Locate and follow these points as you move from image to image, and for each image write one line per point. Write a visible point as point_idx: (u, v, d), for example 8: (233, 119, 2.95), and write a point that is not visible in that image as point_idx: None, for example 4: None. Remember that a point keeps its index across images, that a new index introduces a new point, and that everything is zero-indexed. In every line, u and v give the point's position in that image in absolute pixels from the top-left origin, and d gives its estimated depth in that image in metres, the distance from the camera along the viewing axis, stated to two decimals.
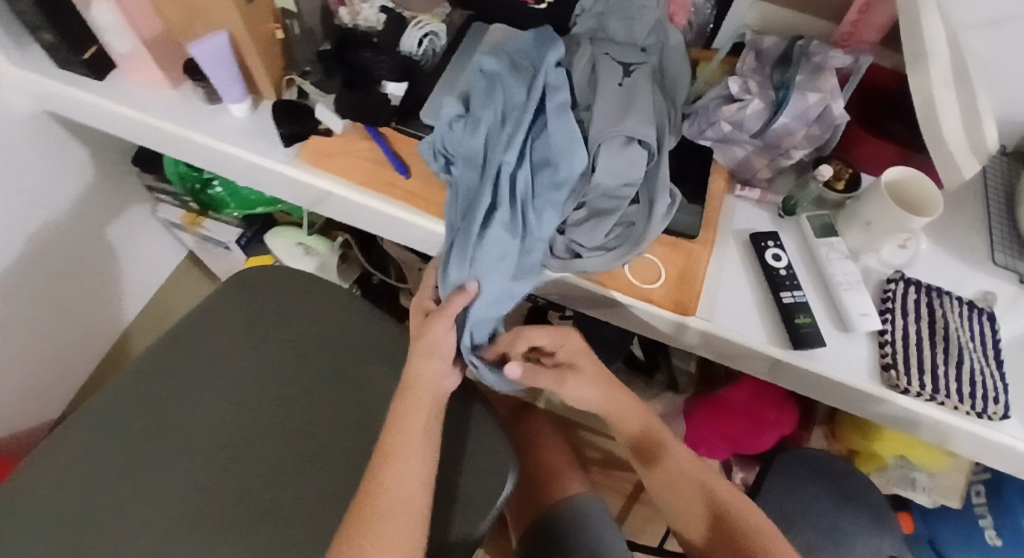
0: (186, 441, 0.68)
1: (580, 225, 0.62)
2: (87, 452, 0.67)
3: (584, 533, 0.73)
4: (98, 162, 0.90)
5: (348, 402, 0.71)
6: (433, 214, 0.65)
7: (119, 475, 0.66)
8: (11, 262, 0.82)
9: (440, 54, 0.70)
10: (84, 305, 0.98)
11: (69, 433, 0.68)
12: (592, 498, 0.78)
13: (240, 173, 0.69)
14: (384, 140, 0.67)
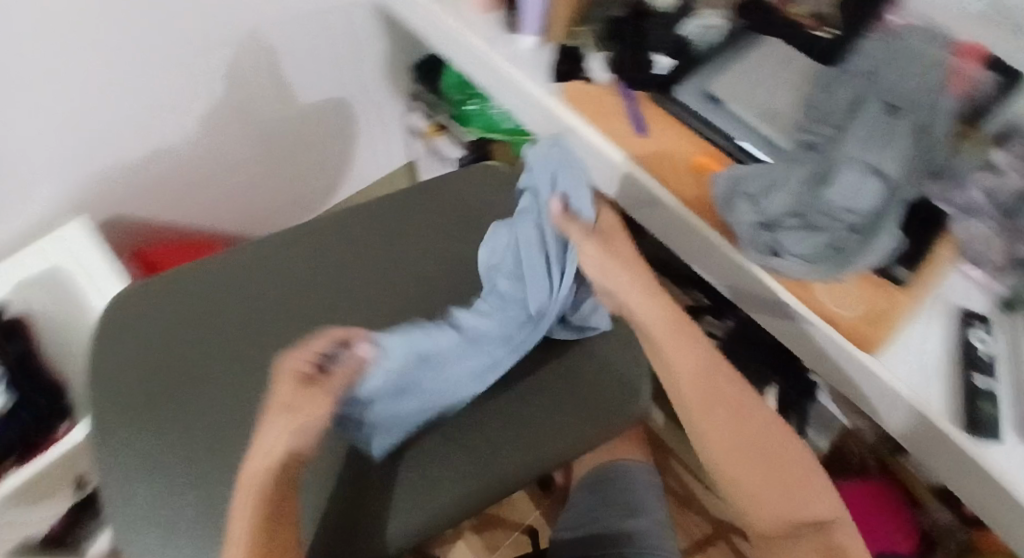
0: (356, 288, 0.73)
1: (790, 230, 0.61)
2: (280, 260, 0.74)
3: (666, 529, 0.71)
4: (385, 60, 1.04)
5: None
6: (653, 175, 0.68)
7: (295, 290, 0.72)
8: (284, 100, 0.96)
9: (714, 46, 0.70)
10: (307, 167, 1.10)
11: (274, 243, 0.76)
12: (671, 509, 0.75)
13: (506, 93, 0.78)
14: (635, 99, 0.70)
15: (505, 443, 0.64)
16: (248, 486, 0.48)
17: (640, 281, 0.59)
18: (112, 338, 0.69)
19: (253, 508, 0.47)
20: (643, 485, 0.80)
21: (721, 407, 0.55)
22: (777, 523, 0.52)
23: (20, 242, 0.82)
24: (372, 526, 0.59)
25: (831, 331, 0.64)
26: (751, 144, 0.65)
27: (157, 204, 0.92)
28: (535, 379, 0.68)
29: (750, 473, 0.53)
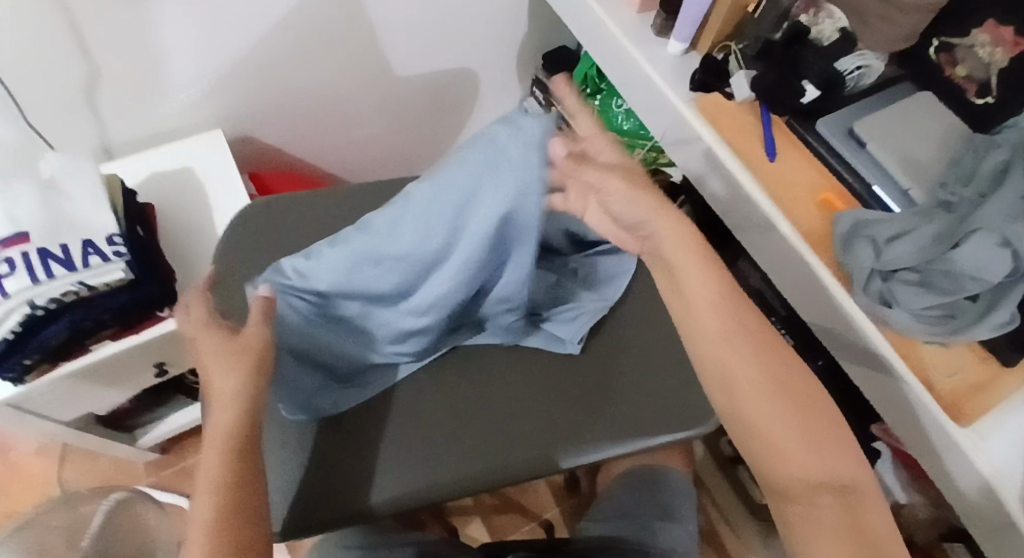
0: None
1: (905, 284, 0.60)
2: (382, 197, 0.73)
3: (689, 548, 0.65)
4: (521, 48, 1.07)
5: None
6: (776, 200, 0.67)
7: None
8: (413, 65, 0.98)
9: (859, 90, 0.71)
10: (424, 131, 1.12)
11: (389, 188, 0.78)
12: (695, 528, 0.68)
13: (642, 96, 0.79)
14: (772, 125, 0.71)
15: (505, 428, 0.61)
16: (218, 437, 0.45)
17: (654, 199, 0.52)
18: (228, 245, 0.68)
19: (227, 457, 0.44)
20: (684, 494, 0.72)
21: (755, 349, 0.47)
22: (795, 480, 0.44)
23: (157, 139, 0.87)
24: (355, 487, 0.57)
25: (921, 392, 0.59)
26: (884, 190, 0.65)
27: (280, 131, 0.96)
28: (550, 375, 0.64)
29: (774, 423, 0.45)
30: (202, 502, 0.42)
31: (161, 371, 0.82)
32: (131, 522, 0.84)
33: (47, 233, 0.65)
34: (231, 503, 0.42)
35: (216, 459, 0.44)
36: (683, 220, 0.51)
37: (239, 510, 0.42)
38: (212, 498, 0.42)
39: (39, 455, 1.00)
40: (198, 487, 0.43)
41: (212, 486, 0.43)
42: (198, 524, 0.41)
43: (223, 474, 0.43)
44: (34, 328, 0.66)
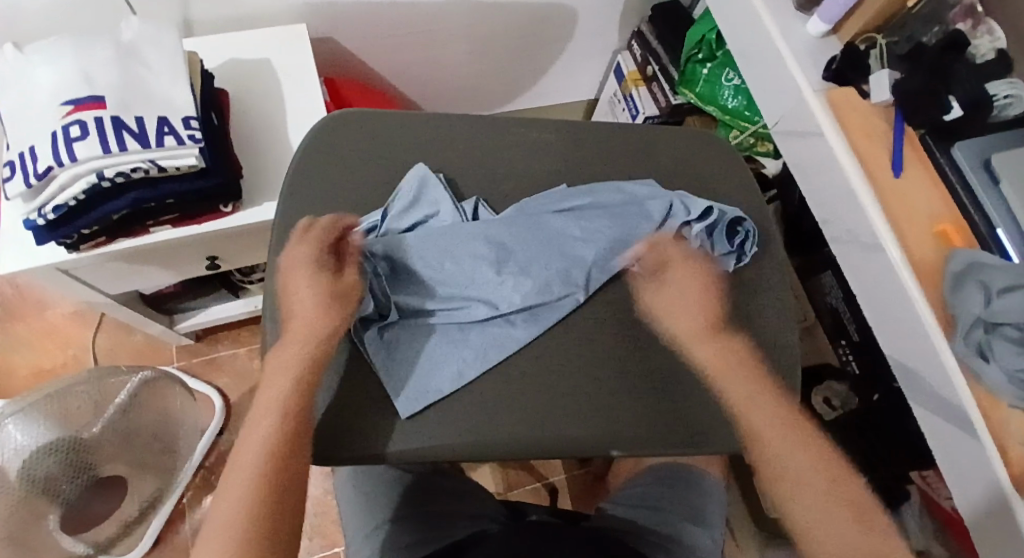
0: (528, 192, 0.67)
1: (1006, 341, 0.54)
2: (469, 131, 0.69)
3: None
4: None
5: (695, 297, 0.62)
6: (889, 218, 0.63)
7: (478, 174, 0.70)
8: None
9: (1001, 119, 0.64)
10: (508, 65, 1.07)
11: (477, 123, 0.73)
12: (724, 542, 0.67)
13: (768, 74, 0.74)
14: (905, 136, 0.66)
15: (561, 405, 0.56)
16: (280, 368, 0.51)
17: (707, 332, 0.57)
18: (311, 144, 0.66)
19: (280, 395, 0.50)
20: (715, 500, 0.71)
21: (774, 418, 0.52)
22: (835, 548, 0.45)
23: (243, 25, 0.83)
24: (388, 433, 0.54)
25: (993, 455, 0.56)
26: (1006, 234, 0.58)
27: (366, 38, 0.91)
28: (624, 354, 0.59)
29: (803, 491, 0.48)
30: (253, 434, 0.48)
31: (213, 264, 0.80)
32: (158, 402, 0.84)
33: (121, 103, 0.62)
34: (288, 430, 0.48)
35: (274, 392, 0.50)
36: (731, 343, 0.57)
37: (283, 443, 0.47)
38: (266, 424, 0.48)
39: (76, 317, 1.02)
40: (254, 418, 0.49)
41: (265, 423, 0.48)
42: (253, 448, 0.47)
43: (274, 410, 0.49)
44: (99, 200, 0.63)
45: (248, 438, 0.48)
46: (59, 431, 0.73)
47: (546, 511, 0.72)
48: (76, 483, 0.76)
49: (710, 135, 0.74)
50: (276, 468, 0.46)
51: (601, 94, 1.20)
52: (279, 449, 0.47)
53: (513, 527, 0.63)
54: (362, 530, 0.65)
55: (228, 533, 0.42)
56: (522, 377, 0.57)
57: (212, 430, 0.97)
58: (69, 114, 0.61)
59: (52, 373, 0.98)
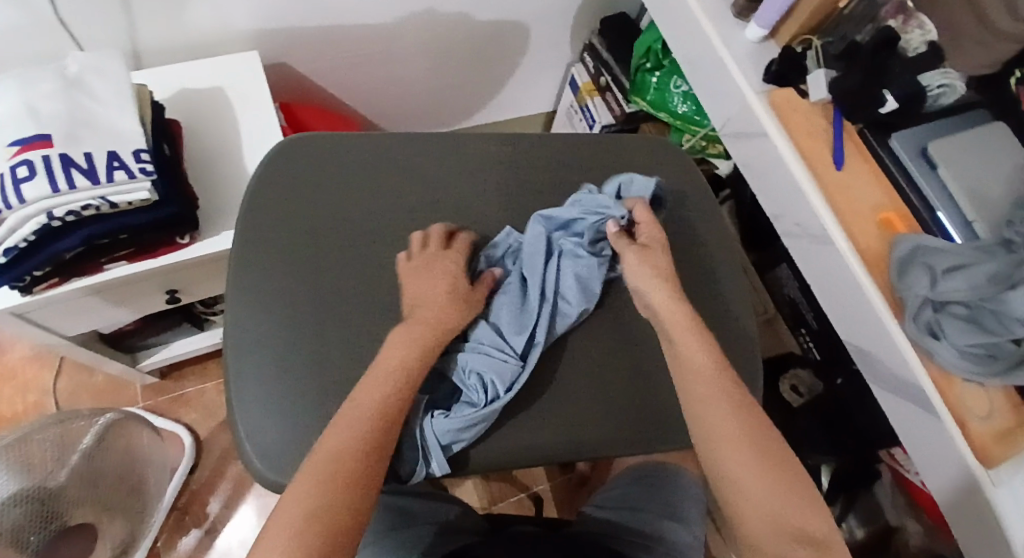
0: (488, 205, 0.68)
1: (954, 317, 0.58)
2: (427, 149, 0.69)
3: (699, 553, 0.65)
4: (579, 7, 1.01)
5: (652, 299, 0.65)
6: (835, 211, 0.65)
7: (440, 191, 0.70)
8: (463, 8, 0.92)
9: (935, 108, 0.67)
10: (464, 81, 1.08)
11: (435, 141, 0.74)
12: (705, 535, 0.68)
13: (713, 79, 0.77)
14: (844, 132, 0.68)
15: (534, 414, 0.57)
16: (403, 343, 0.55)
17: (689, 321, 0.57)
18: (266, 174, 0.65)
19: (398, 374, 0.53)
20: (695, 496, 0.72)
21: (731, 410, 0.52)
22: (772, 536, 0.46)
23: (192, 55, 0.82)
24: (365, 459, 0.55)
25: (953, 431, 0.58)
26: (949, 218, 0.62)
27: (319, 61, 0.91)
28: (584, 362, 0.61)
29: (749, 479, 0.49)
30: (368, 396, 0.52)
31: (174, 298, 0.79)
32: (121, 442, 0.83)
33: (70, 141, 0.61)
34: (399, 407, 0.52)
35: (395, 367, 0.53)
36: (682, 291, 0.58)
37: (387, 416, 0.51)
38: (380, 389, 0.52)
39: (33, 362, 0.99)
40: (371, 379, 0.53)
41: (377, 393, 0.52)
42: (363, 407, 0.51)
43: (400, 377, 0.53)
44: (50, 239, 0.62)
45: (365, 391, 0.52)
46: (21, 479, 0.70)
47: (528, 521, 0.72)
48: (42, 534, 0.71)
49: (660, 140, 0.76)
50: (367, 440, 0.49)
51: (558, 105, 1.22)
52: (385, 423, 0.50)
53: (495, 539, 0.64)
54: None
55: (317, 484, 0.46)
56: None
57: (183, 469, 0.95)
58: (16, 154, 0.59)
59: (12, 422, 0.95)
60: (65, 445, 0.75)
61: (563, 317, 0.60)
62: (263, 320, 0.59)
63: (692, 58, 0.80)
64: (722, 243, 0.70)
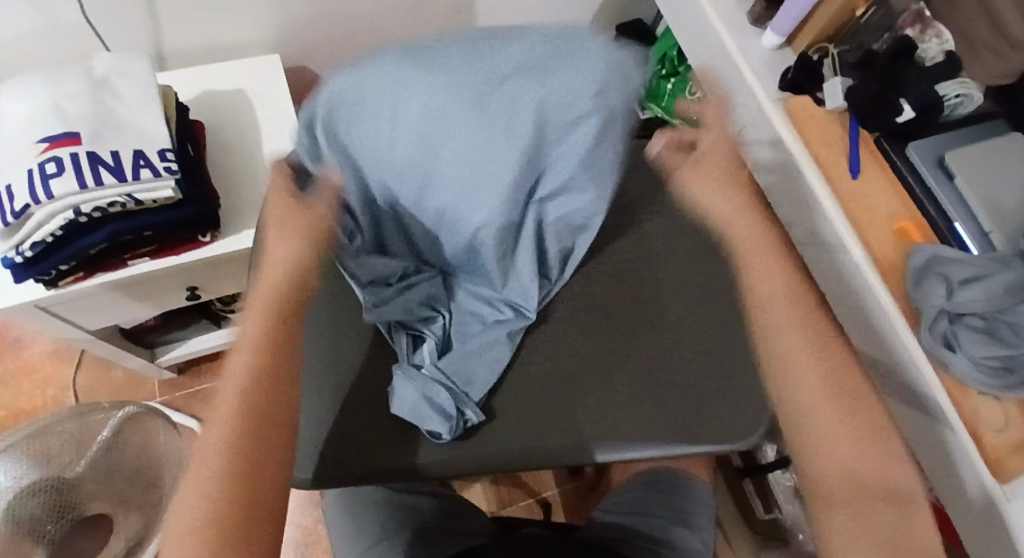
0: None
1: (971, 330, 0.57)
2: None
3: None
4: (595, 14, 1.02)
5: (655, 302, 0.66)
6: (851, 220, 0.65)
7: None
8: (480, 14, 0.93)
9: (953, 118, 0.67)
10: None
11: None
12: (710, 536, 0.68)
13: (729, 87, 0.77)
14: (860, 141, 0.68)
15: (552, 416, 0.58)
16: (258, 312, 0.54)
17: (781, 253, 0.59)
18: None
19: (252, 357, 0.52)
20: (703, 501, 0.72)
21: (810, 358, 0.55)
22: (845, 487, 0.50)
23: (214, 57, 0.84)
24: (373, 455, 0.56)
25: (967, 443, 0.57)
26: (966, 229, 0.62)
27: (338, 64, 0.92)
28: (579, 364, 0.63)
29: (823, 426, 0.52)
30: (229, 390, 0.51)
31: (193, 295, 0.81)
32: (140, 437, 0.84)
33: (96, 139, 0.63)
34: (247, 411, 0.50)
35: (248, 354, 0.52)
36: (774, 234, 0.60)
37: (238, 433, 0.49)
38: (235, 396, 0.51)
39: (54, 355, 1.02)
40: (228, 373, 0.52)
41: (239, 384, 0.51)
42: (222, 421, 0.50)
43: (246, 387, 0.51)
44: (75, 235, 0.64)
45: (221, 402, 0.51)
46: (39, 471, 0.73)
47: (537, 524, 0.72)
48: (58, 524, 0.74)
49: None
50: (229, 458, 0.48)
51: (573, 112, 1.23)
52: (236, 438, 0.49)
53: (502, 539, 0.64)
54: (352, 554, 0.65)
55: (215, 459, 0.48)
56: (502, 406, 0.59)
57: None
58: (45, 151, 0.61)
59: (32, 413, 0.98)
60: (84, 439, 0.77)
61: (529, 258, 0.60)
62: None
63: (708, 66, 0.80)
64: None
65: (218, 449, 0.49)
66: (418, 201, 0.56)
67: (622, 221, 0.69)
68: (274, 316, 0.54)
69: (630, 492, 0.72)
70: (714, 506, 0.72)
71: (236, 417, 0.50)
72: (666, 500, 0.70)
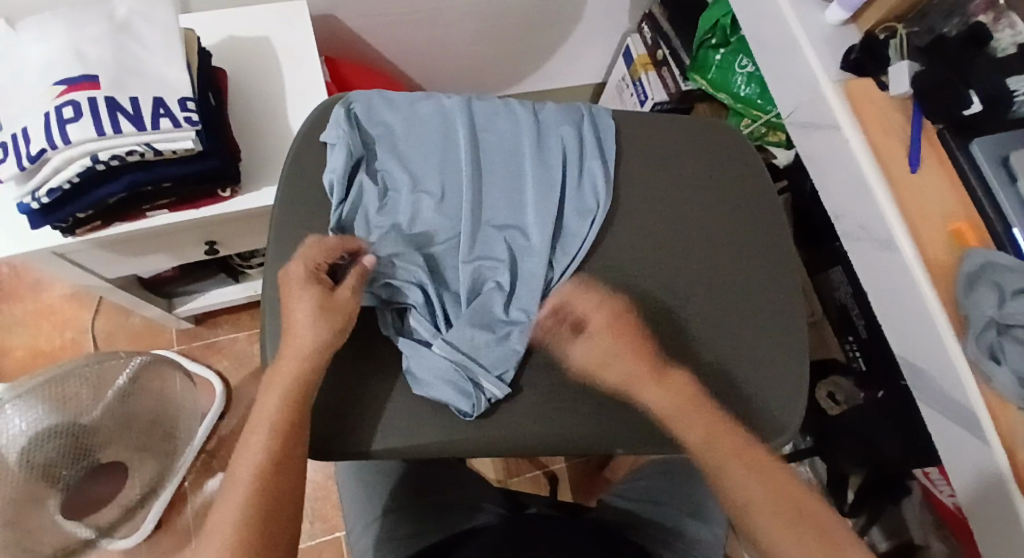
0: None
1: (1016, 343, 0.53)
2: None
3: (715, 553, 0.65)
4: None
5: (680, 283, 0.62)
6: (904, 217, 0.62)
7: None
8: None
9: (1021, 117, 0.61)
10: (514, 45, 1.04)
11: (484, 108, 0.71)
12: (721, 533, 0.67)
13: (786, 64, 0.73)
14: (922, 132, 0.64)
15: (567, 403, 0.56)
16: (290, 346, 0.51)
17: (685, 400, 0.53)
18: (316, 124, 0.64)
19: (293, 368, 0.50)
20: None
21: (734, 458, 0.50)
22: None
23: (240, 2, 0.80)
24: (371, 424, 0.54)
25: (1001, 460, 0.55)
26: (1023, 234, 0.57)
27: (368, 15, 0.88)
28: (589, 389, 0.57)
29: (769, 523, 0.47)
30: (269, 400, 0.49)
31: (212, 250, 0.79)
32: (156, 386, 0.83)
33: (115, 84, 0.60)
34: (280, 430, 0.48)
35: (292, 364, 0.50)
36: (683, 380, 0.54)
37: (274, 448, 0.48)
38: (269, 412, 0.49)
39: (73, 299, 1.02)
40: (268, 387, 0.50)
41: (277, 385, 0.50)
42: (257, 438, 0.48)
43: (278, 408, 0.49)
44: (92, 183, 0.62)
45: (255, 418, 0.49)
46: (55, 415, 0.71)
47: (546, 504, 0.71)
48: (73, 469, 0.75)
49: (721, 125, 0.72)
50: (261, 470, 0.47)
51: (609, 77, 1.18)
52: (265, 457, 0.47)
53: (513, 521, 0.63)
54: (362, 521, 0.65)
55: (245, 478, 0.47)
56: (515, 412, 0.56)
57: (212, 415, 0.97)
58: (63, 95, 0.59)
59: (49, 355, 0.98)
60: (100, 384, 0.75)
61: (537, 201, 0.61)
62: None
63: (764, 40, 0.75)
64: (777, 238, 0.66)
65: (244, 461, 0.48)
66: (414, 156, 0.61)
67: (661, 200, 0.65)
68: (306, 350, 0.51)
69: (642, 479, 0.71)
70: None
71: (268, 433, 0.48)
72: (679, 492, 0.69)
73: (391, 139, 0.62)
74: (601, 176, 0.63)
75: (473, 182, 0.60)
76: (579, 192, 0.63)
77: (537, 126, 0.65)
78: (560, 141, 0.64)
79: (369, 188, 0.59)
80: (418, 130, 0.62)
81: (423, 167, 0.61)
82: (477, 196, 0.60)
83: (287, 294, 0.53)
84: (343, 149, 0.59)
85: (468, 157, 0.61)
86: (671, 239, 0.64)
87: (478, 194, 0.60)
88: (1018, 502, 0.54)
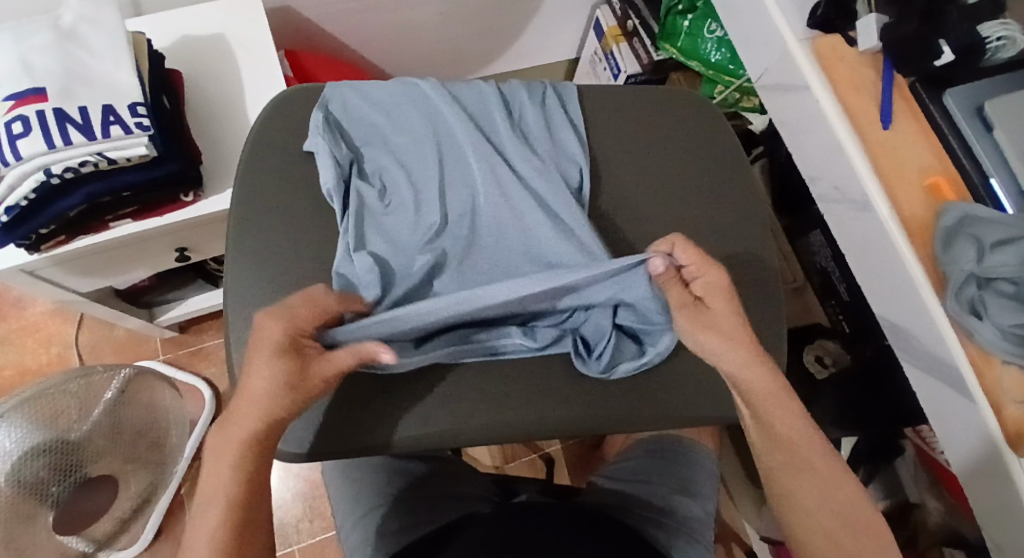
0: None
1: (1000, 296, 0.52)
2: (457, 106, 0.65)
3: (706, 529, 0.64)
4: None
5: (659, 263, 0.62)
6: (879, 173, 0.60)
7: None
8: None
9: (992, 63, 0.60)
10: (481, 26, 1.02)
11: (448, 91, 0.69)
12: (713, 509, 0.66)
13: (756, 27, 0.71)
14: (894, 86, 0.63)
15: (551, 390, 0.54)
16: (251, 400, 0.45)
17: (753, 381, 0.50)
18: (267, 126, 0.61)
19: (246, 430, 0.45)
20: (706, 470, 0.70)
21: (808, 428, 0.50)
22: None
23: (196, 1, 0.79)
24: (384, 419, 0.52)
25: (987, 416, 0.54)
26: (1001, 184, 0.56)
27: (326, 5, 0.86)
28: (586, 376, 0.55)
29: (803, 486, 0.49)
30: (226, 456, 0.45)
31: (184, 256, 0.78)
32: (145, 395, 0.83)
33: (65, 94, 0.59)
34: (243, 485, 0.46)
35: (250, 421, 0.45)
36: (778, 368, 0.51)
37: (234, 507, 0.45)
38: (225, 471, 0.45)
39: (55, 314, 1.01)
40: (226, 439, 0.46)
41: (239, 439, 0.45)
42: (214, 499, 0.45)
43: (239, 463, 0.45)
44: (50, 198, 0.61)
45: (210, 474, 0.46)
46: (42, 432, 0.72)
47: (536, 489, 0.71)
48: (62, 485, 0.74)
49: (687, 93, 0.70)
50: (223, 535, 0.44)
51: (582, 53, 1.16)
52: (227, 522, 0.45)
53: (499, 508, 0.62)
54: (350, 519, 0.65)
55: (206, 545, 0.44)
56: (504, 404, 0.53)
57: (202, 422, 0.97)
58: (11, 110, 0.57)
59: (37, 372, 0.98)
60: (87, 398, 0.76)
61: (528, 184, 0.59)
62: (258, 278, 0.56)
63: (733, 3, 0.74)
64: (752, 206, 0.65)
65: (203, 522, 0.45)
66: (392, 150, 0.59)
67: (635, 173, 0.64)
68: (266, 408, 0.45)
69: (631, 460, 0.70)
70: (718, 475, 0.70)
71: (225, 491, 0.45)
72: (668, 470, 0.68)
73: (370, 134, 0.60)
74: (575, 143, 0.62)
75: (455, 171, 0.58)
76: (566, 173, 0.61)
77: (504, 100, 0.63)
78: (533, 117, 0.63)
79: (367, 190, 0.57)
80: (402, 123, 0.60)
81: (417, 162, 0.59)
82: (461, 186, 0.58)
83: (252, 359, 0.46)
84: (328, 157, 0.57)
85: (447, 146, 0.59)
86: (648, 212, 0.62)
87: (462, 181, 0.58)
88: (1005, 456, 0.53)
